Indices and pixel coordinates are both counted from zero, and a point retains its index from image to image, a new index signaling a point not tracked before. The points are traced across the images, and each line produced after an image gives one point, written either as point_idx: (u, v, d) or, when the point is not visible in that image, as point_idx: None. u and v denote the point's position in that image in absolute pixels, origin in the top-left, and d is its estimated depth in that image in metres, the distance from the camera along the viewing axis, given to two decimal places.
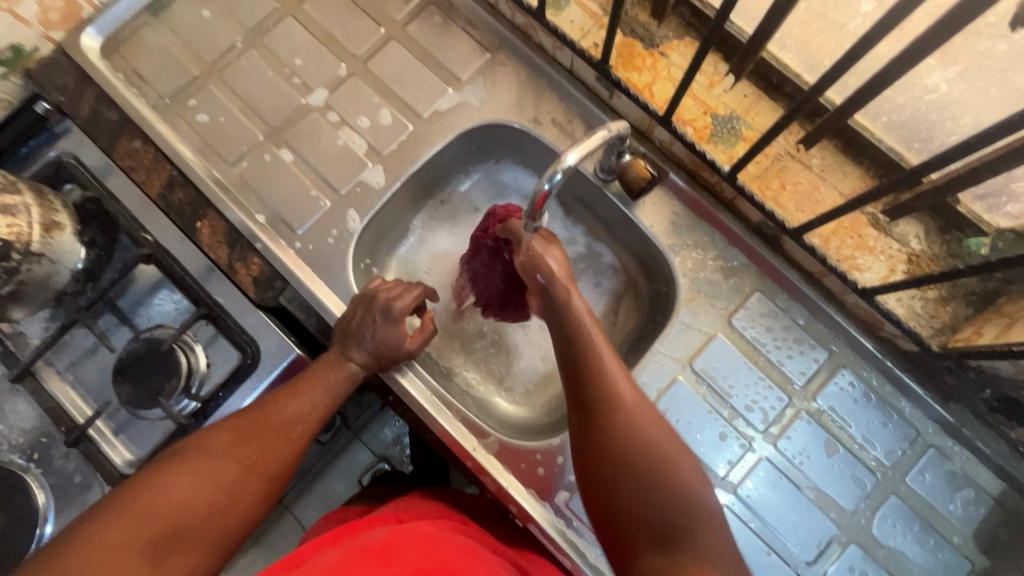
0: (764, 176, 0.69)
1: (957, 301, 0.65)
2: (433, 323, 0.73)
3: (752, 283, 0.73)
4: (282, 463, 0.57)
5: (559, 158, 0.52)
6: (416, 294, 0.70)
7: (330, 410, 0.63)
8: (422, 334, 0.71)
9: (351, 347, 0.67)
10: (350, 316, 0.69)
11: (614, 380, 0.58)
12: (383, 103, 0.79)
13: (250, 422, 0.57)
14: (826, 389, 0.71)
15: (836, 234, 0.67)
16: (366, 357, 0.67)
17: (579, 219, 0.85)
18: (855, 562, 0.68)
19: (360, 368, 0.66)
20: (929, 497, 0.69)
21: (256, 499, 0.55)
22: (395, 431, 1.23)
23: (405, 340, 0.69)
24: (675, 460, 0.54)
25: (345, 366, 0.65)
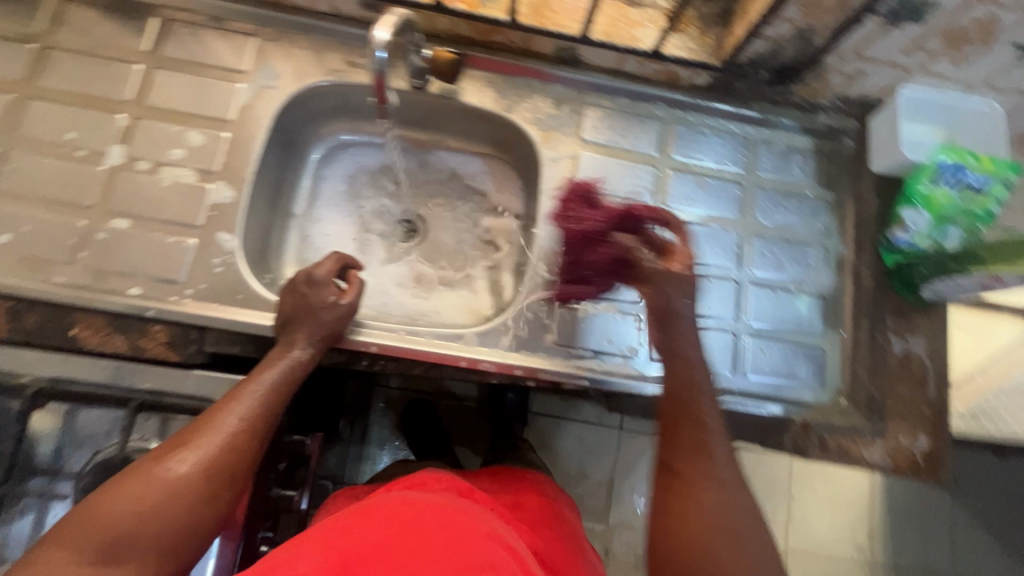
0: (537, 11, 0.80)
1: (711, 27, 0.82)
2: (358, 277, 0.75)
3: (579, 102, 0.86)
4: (234, 463, 0.57)
5: (375, 38, 0.55)
6: (333, 259, 0.75)
7: (281, 399, 0.64)
8: (356, 287, 0.75)
9: (296, 334, 0.68)
10: (285, 305, 0.71)
11: (663, 267, 0.66)
12: (186, 128, 0.78)
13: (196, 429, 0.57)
14: (675, 145, 0.87)
15: (611, 24, 0.80)
16: (316, 331, 0.69)
17: (421, 134, 0.93)
18: (763, 248, 0.86)
19: (309, 351, 0.68)
20: (778, 176, 0.88)
21: (203, 500, 0.54)
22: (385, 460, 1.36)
23: (340, 298, 0.72)
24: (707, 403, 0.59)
25: (289, 353, 0.67)
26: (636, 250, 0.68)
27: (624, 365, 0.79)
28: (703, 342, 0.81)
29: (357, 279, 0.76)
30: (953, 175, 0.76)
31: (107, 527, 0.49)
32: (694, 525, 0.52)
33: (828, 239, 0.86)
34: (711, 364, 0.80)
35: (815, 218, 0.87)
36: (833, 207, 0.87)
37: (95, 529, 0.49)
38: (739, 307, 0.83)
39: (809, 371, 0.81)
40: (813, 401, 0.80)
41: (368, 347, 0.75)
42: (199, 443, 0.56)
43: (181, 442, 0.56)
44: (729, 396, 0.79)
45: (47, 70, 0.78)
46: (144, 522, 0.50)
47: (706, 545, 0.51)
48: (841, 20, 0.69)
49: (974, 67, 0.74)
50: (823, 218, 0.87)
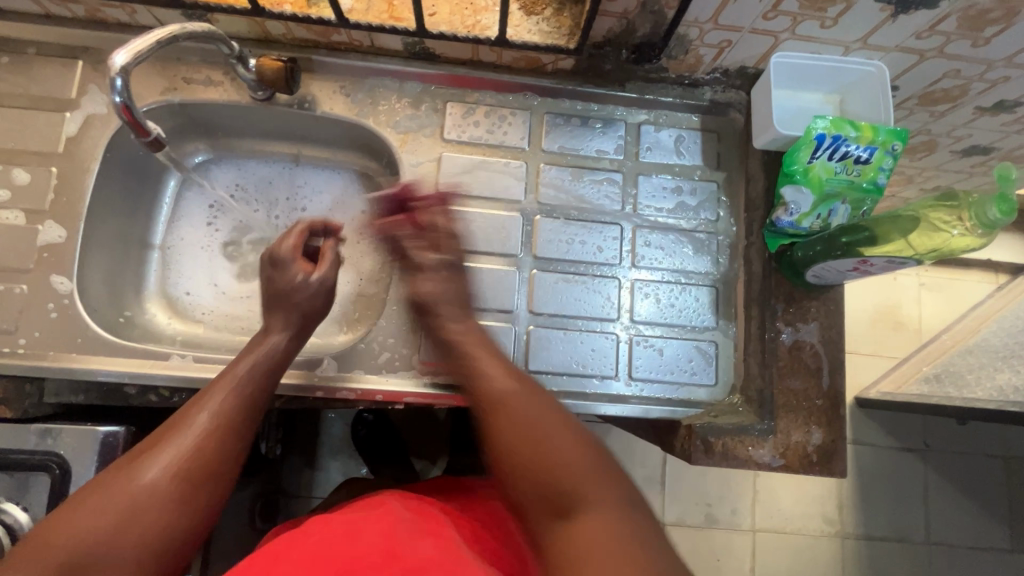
0: (372, 6, 0.73)
1: (569, 5, 0.75)
2: (333, 248, 0.72)
3: (440, 100, 0.80)
4: (223, 451, 0.55)
5: (112, 63, 0.53)
6: (300, 229, 0.72)
7: (257, 394, 0.60)
8: (331, 258, 0.72)
9: (272, 320, 0.66)
10: (281, 278, 0.68)
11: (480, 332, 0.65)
12: (11, 166, 0.73)
13: (184, 425, 0.55)
14: (547, 136, 0.81)
15: (455, 13, 0.74)
16: (293, 317, 0.67)
17: (281, 147, 0.87)
18: (647, 240, 0.81)
19: (286, 337, 0.66)
20: (662, 160, 0.83)
21: (184, 503, 0.51)
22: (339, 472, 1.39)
23: (308, 274, 0.69)
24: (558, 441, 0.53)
25: (258, 347, 0.64)
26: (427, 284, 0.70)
27: None
28: (585, 347, 0.77)
29: (330, 252, 0.72)
30: (833, 148, 0.69)
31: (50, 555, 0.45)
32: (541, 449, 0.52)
33: (715, 226, 0.81)
34: (594, 370, 0.77)
35: (703, 203, 0.82)
36: (722, 190, 0.82)
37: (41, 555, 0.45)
38: (620, 306, 0.79)
39: (700, 368, 0.77)
40: (706, 399, 0.77)
41: None
42: (174, 445, 0.53)
43: (154, 443, 0.53)
44: (615, 403, 0.76)
45: None
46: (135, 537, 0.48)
47: (558, 454, 0.52)
48: None
49: (845, 26, 0.67)
50: (711, 203, 0.82)
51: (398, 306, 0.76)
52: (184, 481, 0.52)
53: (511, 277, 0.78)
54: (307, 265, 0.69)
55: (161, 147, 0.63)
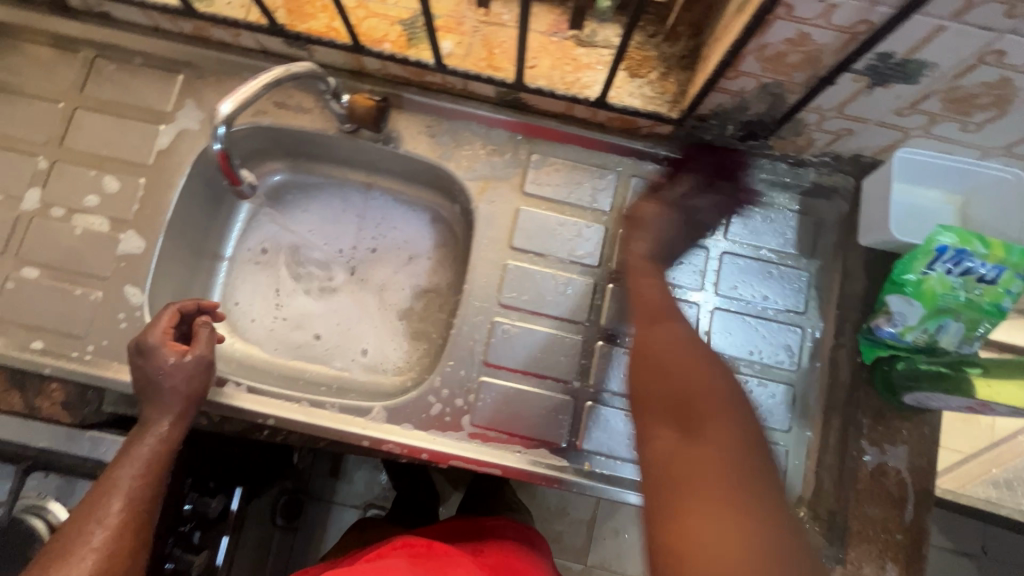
0: (471, 52, 0.71)
1: (675, 71, 0.71)
2: (207, 329, 0.65)
3: (525, 150, 0.77)
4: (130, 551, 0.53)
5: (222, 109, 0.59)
6: (171, 313, 0.65)
7: (145, 504, 0.56)
8: (208, 337, 0.66)
9: (151, 411, 0.61)
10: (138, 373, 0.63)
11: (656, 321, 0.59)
12: (101, 172, 0.75)
13: (92, 519, 0.53)
14: (631, 201, 0.77)
15: (555, 67, 0.71)
16: (174, 400, 0.62)
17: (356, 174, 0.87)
18: (725, 323, 0.75)
19: (172, 422, 0.61)
20: (752, 239, 0.77)
21: None
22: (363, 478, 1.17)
23: (167, 355, 0.62)
24: (698, 378, 0.50)
25: (138, 455, 0.58)
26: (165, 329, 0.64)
27: (545, 457, 0.71)
28: None
29: (205, 328, 0.66)
30: (956, 261, 0.61)
31: None
32: (685, 504, 0.42)
33: (804, 318, 0.75)
34: None
35: (789, 293, 0.75)
36: (813, 281, 0.75)
37: None
38: None
39: None
40: None
41: (264, 419, 0.70)
42: (99, 534, 0.52)
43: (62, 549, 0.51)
44: None
45: None
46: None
47: (705, 386, 0.49)
48: (811, 78, 0.57)
49: (988, 132, 0.60)
50: (803, 292, 0.75)
51: (454, 361, 0.73)
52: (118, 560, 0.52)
53: (572, 346, 0.74)
54: (179, 347, 0.63)
55: (252, 194, 0.71)
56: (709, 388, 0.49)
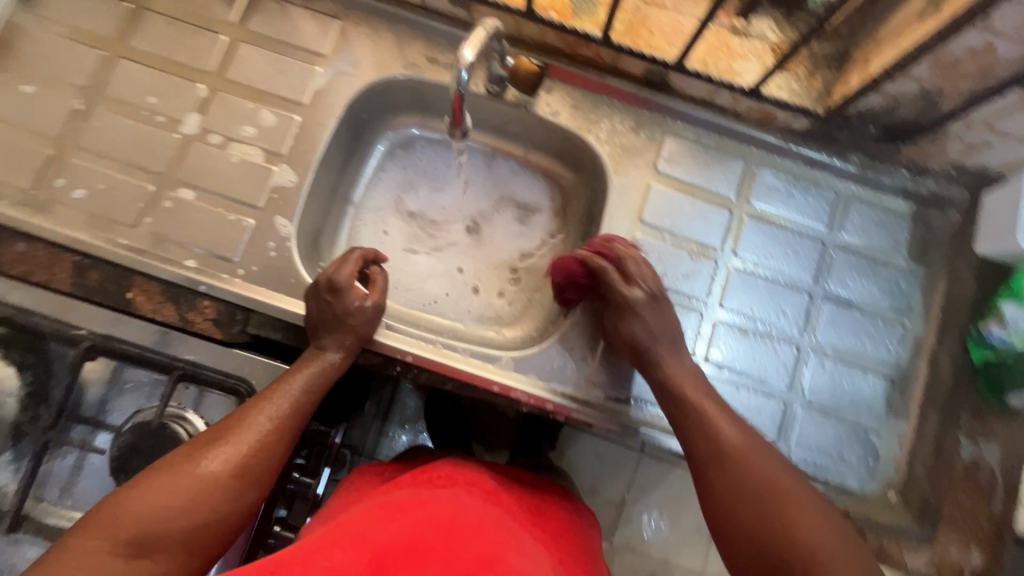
0: (632, 29, 0.74)
1: (822, 68, 0.74)
2: (382, 276, 0.73)
3: (661, 130, 0.80)
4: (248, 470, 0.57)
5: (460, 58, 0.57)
6: (355, 258, 0.71)
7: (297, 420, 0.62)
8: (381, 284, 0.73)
9: (326, 338, 0.69)
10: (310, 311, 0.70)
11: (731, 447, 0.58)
12: (259, 106, 0.78)
13: (240, 432, 0.58)
14: (755, 190, 0.81)
15: (710, 53, 0.74)
16: (351, 339, 0.69)
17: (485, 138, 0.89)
18: (834, 315, 0.79)
19: (340, 356, 0.69)
20: (866, 239, 0.81)
21: (247, 497, 0.56)
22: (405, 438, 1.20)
23: (354, 296, 0.69)
24: (807, 535, 0.51)
25: (299, 374, 0.65)
26: (347, 274, 0.70)
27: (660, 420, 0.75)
28: (753, 408, 0.76)
29: (378, 275, 0.74)
30: None
31: (139, 517, 0.50)
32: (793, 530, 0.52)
33: (908, 318, 0.79)
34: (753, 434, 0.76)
35: (895, 293, 0.80)
36: (920, 284, 0.80)
37: (127, 518, 0.50)
38: (795, 376, 0.77)
39: (862, 455, 0.76)
40: (858, 489, 0.75)
41: (404, 356, 0.74)
42: (236, 442, 0.57)
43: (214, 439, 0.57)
44: None
45: (138, 31, 0.79)
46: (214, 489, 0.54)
47: (809, 542, 0.51)
48: (977, 88, 0.61)
49: None
50: (908, 293, 0.80)
51: (579, 321, 0.77)
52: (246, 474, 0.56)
53: (689, 321, 0.78)
54: (362, 291, 0.71)
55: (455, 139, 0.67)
56: (781, 487, 0.55)
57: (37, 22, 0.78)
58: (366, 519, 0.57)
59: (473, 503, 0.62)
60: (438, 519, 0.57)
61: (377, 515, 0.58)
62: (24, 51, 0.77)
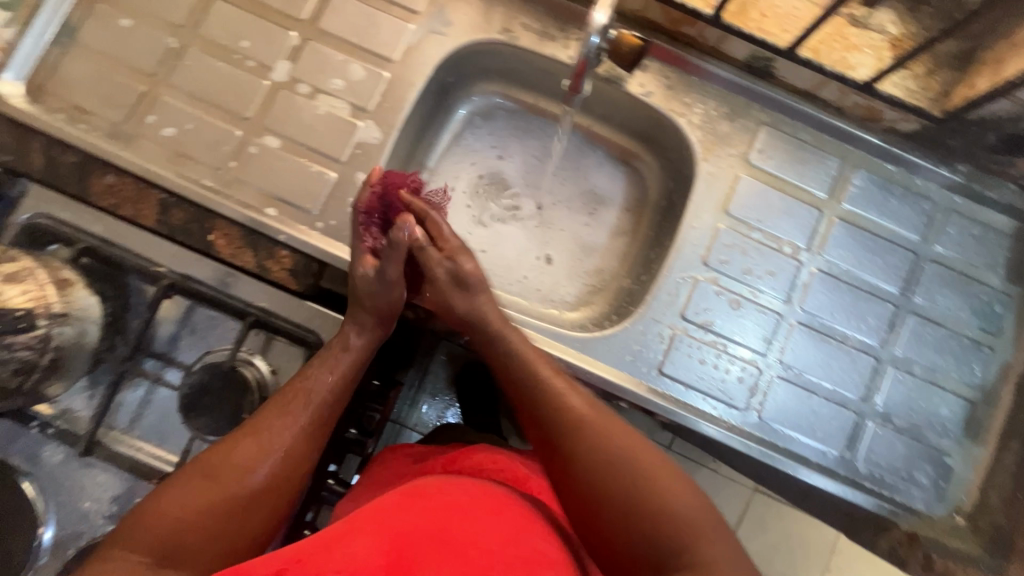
0: (743, 11, 0.71)
1: (942, 69, 0.70)
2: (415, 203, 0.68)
3: (757, 120, 0.77)
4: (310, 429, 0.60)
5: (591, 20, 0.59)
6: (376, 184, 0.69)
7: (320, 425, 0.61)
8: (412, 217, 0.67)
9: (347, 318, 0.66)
10: (357, 282, 0.66)
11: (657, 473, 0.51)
12: (349, 59, 0.77)
13: (258, 434, 0.57)
14: (849, 192, 0.77)
15: (824, 42, 0.70)
16: (363, 315, 0.66)
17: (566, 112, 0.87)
18: (918, 330, 0.76)
19: (360, 339, 0.66)
20: (961, 254, 0.77)
21: (272, 502, 0.55)
22: (437, 408, 1.19)
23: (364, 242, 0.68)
24: None
25: (318, 365, 0.63)
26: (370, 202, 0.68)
27: (727, 418, 0.73)
28: (823, 416, 0.74)
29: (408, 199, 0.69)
30: None
31: (163, 525, 0.49)
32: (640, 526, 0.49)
33: (996, 340, 0.76)
34: (822, 443, 0.74)
35: (985, 314, 0.76)
36: (1012, 307, 0.76)
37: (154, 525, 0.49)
38: (871, 387, 0.75)
39: (932, 474, 0.74)
40: (924, 510, 0.73)
41: None
42: (257, 440, 0.57)
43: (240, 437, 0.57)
44: (837, 483, 0.72)
45: None
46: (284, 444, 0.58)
47: None
48: None
49: None
50: (998, 315, 0.76)
51: (653, 308, 0.75)
52: (310, 434, 0.60)
53: (766, 321, 0.75)
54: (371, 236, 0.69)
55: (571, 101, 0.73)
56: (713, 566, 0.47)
57: None
58: (386, 502, 0.51)
59: (513, 489, 0.59)
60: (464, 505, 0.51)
61: (400, 496, 0.52)
62: None
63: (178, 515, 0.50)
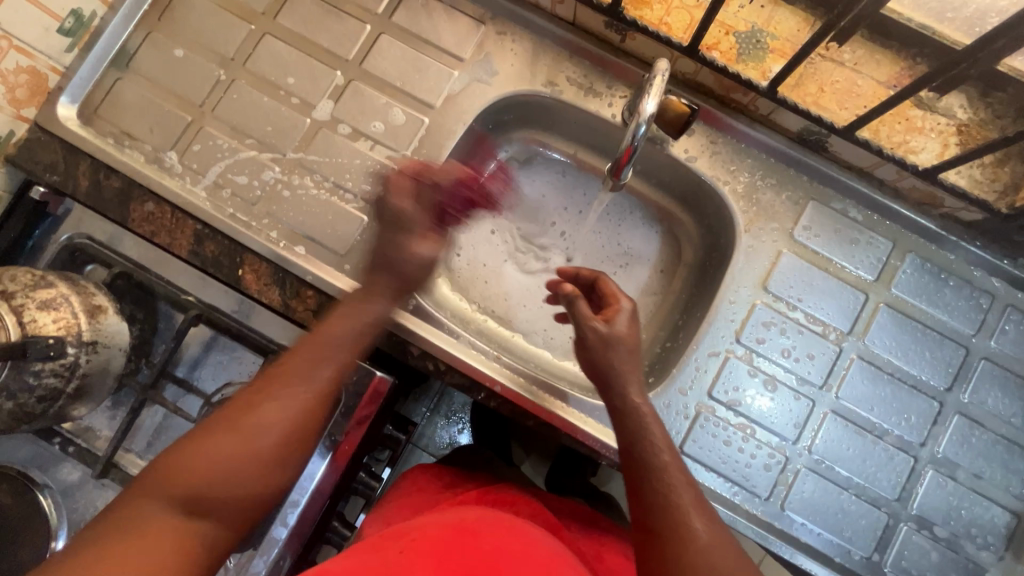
0: (801, 84, 0.67)
1: (1013, 160, 0.65)
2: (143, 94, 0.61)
3: (804, 194, 0.74)
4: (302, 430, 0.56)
5: (639, 109, 0.57)
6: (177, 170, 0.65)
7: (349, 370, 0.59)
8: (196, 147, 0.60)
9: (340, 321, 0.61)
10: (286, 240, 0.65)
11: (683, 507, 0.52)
12: (391, 103, 0.77)
13: (224, 433, 0.52)
14: (897, 277, 0.73)
15: (885, 122, 0.66)
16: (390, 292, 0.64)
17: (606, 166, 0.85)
18: (963, 432, 0.71)
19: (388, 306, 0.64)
20: (1017, 354, 0.72)
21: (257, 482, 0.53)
22: (450, 430, 1.17)
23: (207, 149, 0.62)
24: None
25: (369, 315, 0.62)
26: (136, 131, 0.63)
27: (750, 507, 0.70)
28: (851, 513, 0.70)
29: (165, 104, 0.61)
30: None
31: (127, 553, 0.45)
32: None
33: None
34: (850, 543, 0.70)
35: None
36: None
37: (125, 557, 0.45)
38: (906, 488, 0.71)
39: None
40: None
41: (492, 385, 0.71)
42: (278, 418, 0.54)
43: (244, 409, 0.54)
44: None
45: (287, 8, 0.79)
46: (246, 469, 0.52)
47: None
48: None
49: None
50: None
51: (679, 383, 0.72)
52: (266, 468, 0.53)
53: (799, 407, 0.72)
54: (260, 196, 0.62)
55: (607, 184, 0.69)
56: None
57: None
58: (451, 546, 0.55)
59: (542, 538, 0.61)
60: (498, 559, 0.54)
61: (451, 541, 0.56)
62: (180, 15, 0.79)
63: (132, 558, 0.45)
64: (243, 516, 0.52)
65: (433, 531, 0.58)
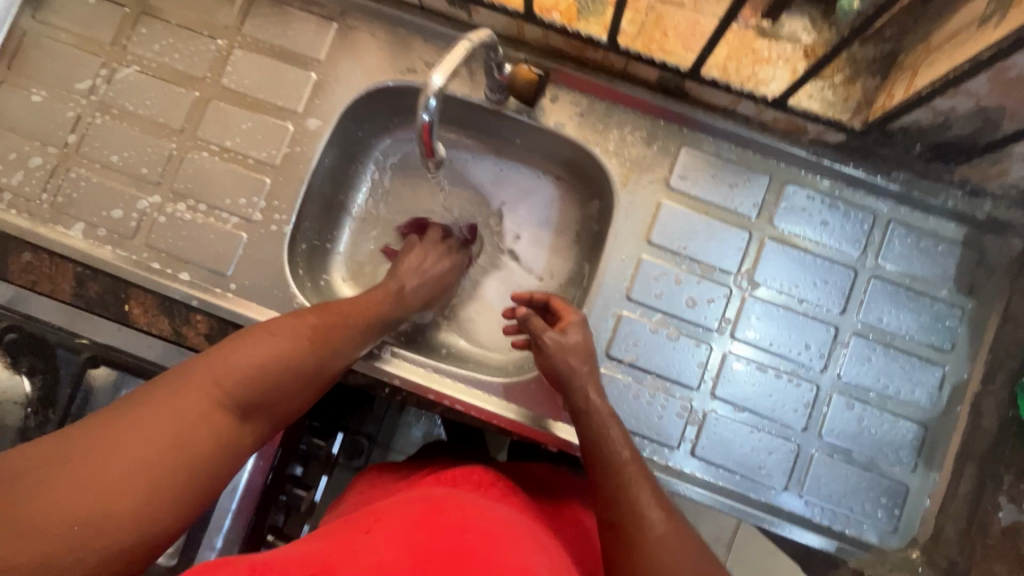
0: (644, 32, 0.67)
1: (864, 75, 0.65)
2: None
3: (676, 142, 0.74)
4: (339, 366, 0.62)
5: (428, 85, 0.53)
6: None
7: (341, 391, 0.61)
8: None
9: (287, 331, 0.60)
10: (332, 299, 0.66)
11: (632, 481, 0.55)
12: (255, 114, 0.76)
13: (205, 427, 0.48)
14: (778, 209, 0.73)
15: (731, 58, 0.66)
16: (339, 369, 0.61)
17: (479, 142, 0.83)
18: (862, 351, 0.71)
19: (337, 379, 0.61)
20: (904, 267, 0.72)
21: (236, 458, 0.50)
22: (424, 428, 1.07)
23: None
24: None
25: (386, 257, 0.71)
26: None
27: (662, 460, 0.71)
28: (763, 450, 0.70)
29: None
30: None
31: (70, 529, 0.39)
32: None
33: (949, 359, 0.71)
34: (764, 480, 0.70)
35: (936, 329, 0.71)
36: (966, 320, 0.71)
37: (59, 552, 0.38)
38: (813, 416, 0.71)
39: (883, 507, 0.70)
40: (877, 544, 0.69)
41: (392, 379, 0.72)
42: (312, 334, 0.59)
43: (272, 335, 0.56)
44: (782, 518, 0.69)
45: (137, 35, 0.78)
46: (287, 381, 0.56)
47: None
48: None
49: None
50: (949, 329, 0.71)
51: None
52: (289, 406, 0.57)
53: (699, 352, 0.72)
54: None
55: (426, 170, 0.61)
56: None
57: (43, 28, 0.78)
58: (414, 518, 0.52)
59: (503, 511, 0.57)
60: (485, 528, 0.51)
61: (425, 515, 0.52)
62: (29, 58, 0.78)
63: (109, 485, 0.41)
64: (221, 465, 0.48)
65: (396, 506, 0.56)
